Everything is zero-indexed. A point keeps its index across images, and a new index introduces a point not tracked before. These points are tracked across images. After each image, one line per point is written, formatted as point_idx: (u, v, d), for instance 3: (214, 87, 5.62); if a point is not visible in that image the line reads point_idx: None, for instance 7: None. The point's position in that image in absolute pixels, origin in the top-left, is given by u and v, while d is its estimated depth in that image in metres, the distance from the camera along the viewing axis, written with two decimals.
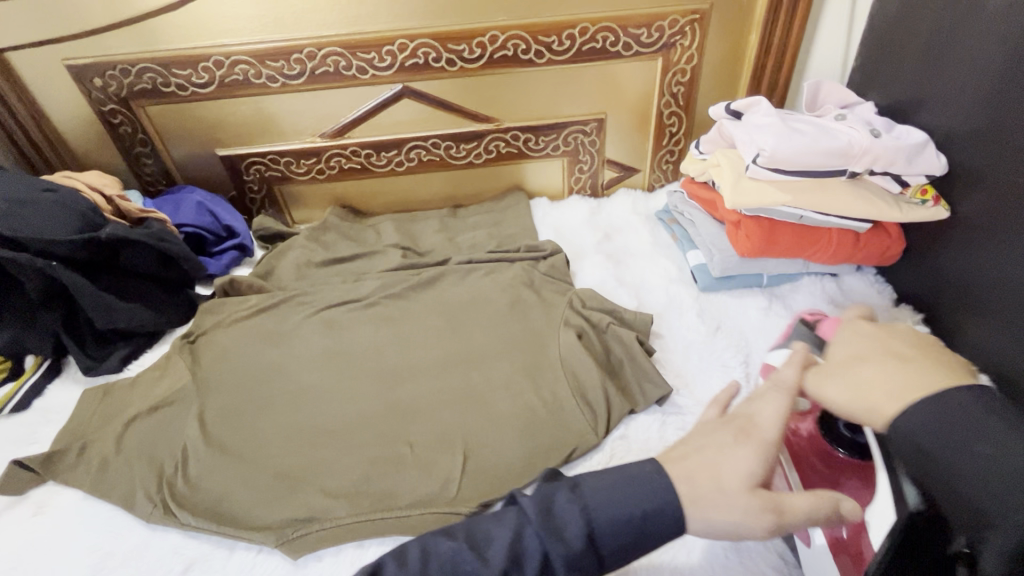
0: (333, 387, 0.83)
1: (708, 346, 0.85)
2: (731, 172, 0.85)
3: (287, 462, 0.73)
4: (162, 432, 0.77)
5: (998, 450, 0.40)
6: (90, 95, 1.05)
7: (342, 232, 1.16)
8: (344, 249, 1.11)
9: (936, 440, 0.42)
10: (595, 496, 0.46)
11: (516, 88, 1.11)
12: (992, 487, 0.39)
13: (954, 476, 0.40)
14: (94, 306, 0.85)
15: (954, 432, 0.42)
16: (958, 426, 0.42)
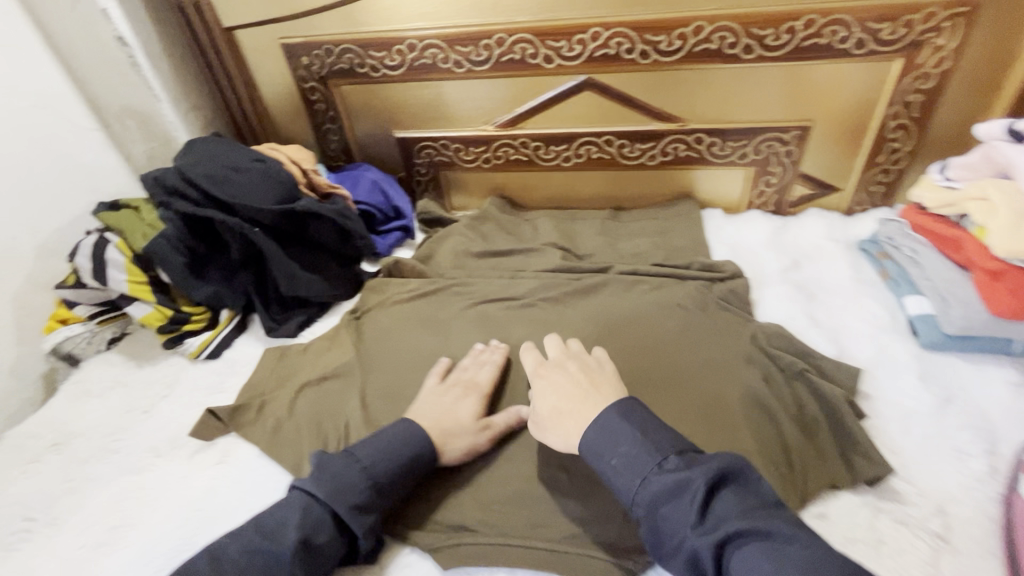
0: (488, 386, 0.80)
1: (934, 421, 0.69)
2: (1007, 210, 0.68)
3: (443, 459, 0.72)
4: (329, 403, 0.81)
5: (724, 504, 0.49)
6: (295, 72, 1.12)
7: (499, 224, 1.14)
8: (501, 242, 1.09)
9: (617, 445, 0.57)
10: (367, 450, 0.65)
11: (711, 86, 1.00)
12: (641, 473, 0.54)
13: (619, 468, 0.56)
14: (283, 272, 0.91)
15: (611, 437, 0.58)
16: (638, 434, 0.57)
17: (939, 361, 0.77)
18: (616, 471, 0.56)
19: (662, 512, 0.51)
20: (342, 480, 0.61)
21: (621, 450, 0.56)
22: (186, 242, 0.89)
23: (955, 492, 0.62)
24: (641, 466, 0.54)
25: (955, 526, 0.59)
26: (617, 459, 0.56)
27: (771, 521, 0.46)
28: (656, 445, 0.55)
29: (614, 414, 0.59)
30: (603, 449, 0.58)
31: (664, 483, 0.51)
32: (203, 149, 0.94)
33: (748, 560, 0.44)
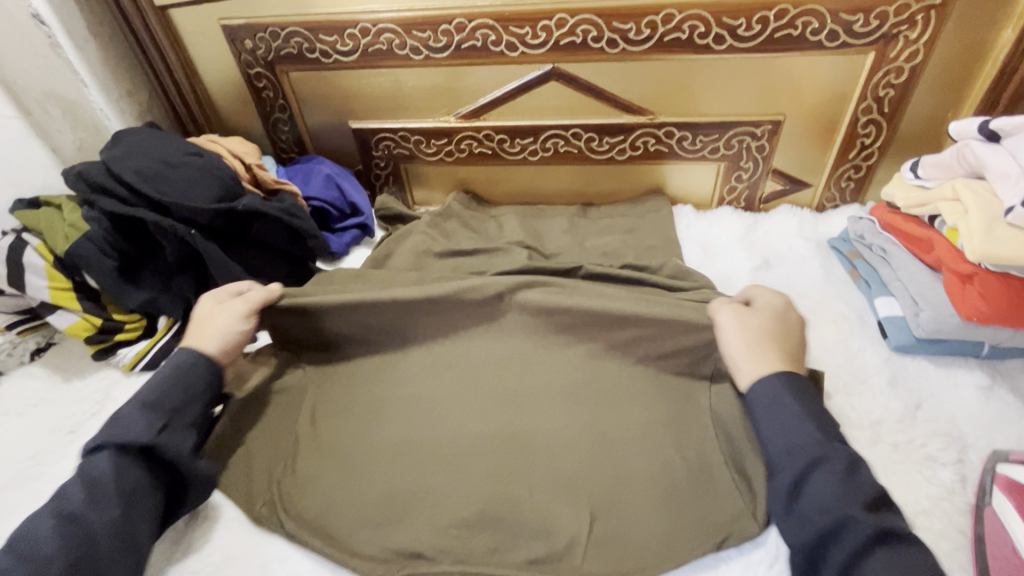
0: (448, 398, 0.75)
1: (904, 428, 0.68)
2: (980, 212, 0.65)
3: (400, 480, 0.67)
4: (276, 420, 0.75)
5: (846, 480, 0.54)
6: (239, 57, 1.04)
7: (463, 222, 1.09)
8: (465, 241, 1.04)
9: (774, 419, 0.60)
10: (196, 367, 0.69)
11: (682, 77, 0.95)
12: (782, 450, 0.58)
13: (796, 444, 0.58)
14: (225, 278, 0.84)
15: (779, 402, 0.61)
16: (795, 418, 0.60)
17: (908, 365, 0.76)
18: (781, 425, 0.59)
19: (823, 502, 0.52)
20: (161, 387, 0.65)
21: (805, 428, 0.58)
22: (115, 244, 0.81)
23: (925, 503, 0.61)
24: (806, 447, 0.57)
25: (924, 539, 0.58)
26: (798, 441, 0.57)
27: (912, 540, 0.51)
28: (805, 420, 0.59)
29: (780, 384, 0.62)
30: (767, 409, 0.61)
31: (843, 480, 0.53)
32: (132, 141, 0.86)
33: (873, 561, 0.48)
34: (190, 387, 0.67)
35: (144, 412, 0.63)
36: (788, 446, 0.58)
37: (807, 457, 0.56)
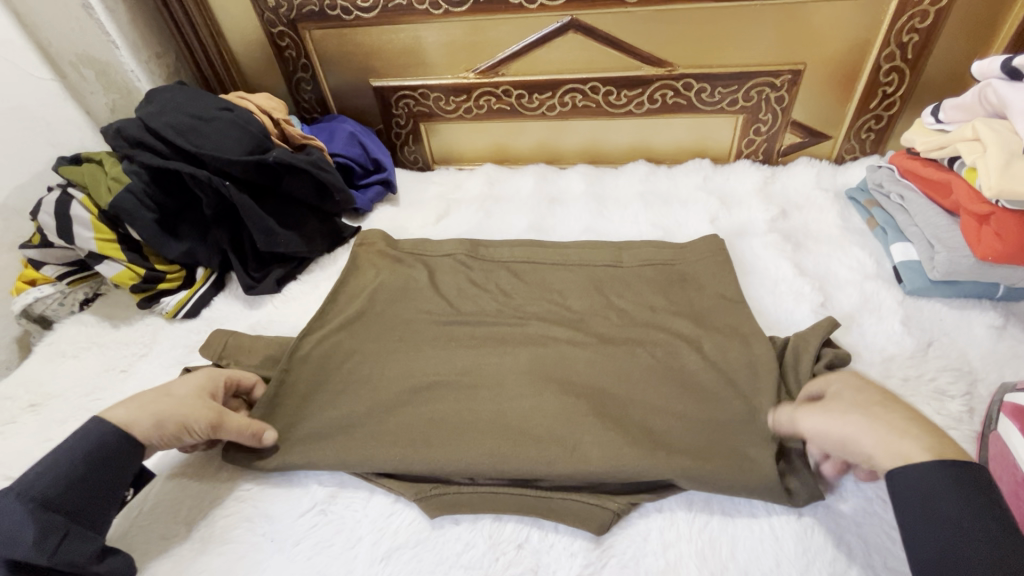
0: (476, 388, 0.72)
1: (915, 363, 0.70)
2: (998, 150, 0.66)
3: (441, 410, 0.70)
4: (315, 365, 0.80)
5: None
6: (262, 16, 1.06)
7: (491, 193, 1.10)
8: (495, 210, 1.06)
9: (933, 511, 0.45)
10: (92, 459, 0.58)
11: (703, 28, 0.95)
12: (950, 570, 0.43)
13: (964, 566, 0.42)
14: (259, 228, 0.88)
15: (943, 505, 0.45)
16: (956, 522, 0.44)
17: (922, 306, 0.77)
18: (891, 457, 0.49)
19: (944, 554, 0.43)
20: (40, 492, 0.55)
21: (929, 480, 0.46)
22: (154, 196, 0.85)
23: None
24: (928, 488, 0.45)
25: None
26: (926, 505, 0.45)
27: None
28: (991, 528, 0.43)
29: (862, 417, 0.52)
30: (874, 439, 0.50)
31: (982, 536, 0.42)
32: (166, 98, 0.89)
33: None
34: (96, 482, 0.57)
35: (34, 521, 0.52)
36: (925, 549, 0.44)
37: (923, 508, 0.45)
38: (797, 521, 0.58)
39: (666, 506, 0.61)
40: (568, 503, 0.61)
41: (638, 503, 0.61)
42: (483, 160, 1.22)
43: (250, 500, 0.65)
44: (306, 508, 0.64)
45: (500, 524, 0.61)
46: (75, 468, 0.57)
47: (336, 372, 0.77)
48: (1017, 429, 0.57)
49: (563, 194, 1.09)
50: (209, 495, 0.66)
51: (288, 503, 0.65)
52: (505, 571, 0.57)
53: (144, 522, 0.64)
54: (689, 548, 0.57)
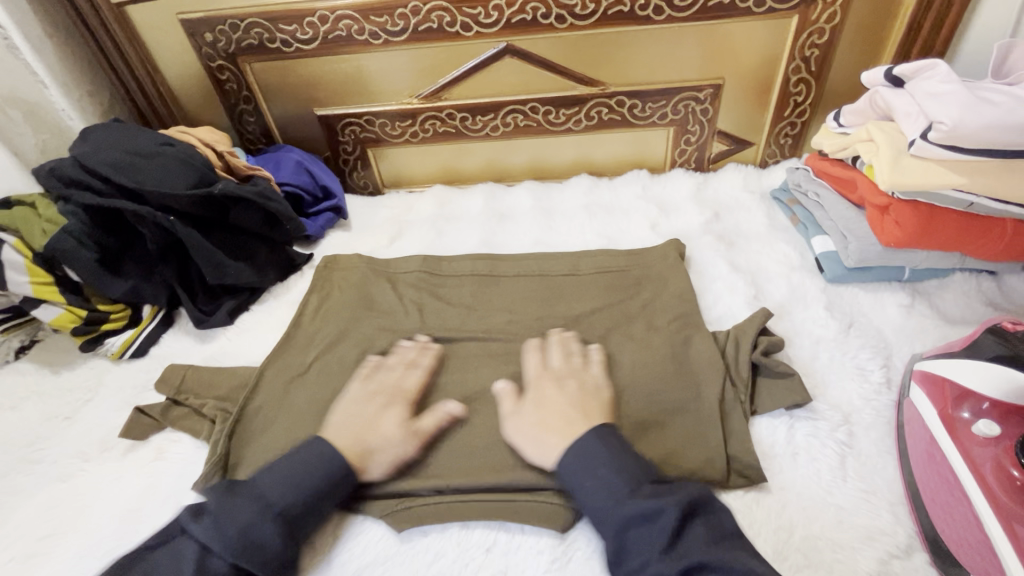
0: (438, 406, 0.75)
1: (838, 343, 0.76)
2: (888, 148, 0.74)
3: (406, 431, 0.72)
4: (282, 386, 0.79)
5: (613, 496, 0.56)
6: (200, 51, 1.06)
7: (443, 212, 1.13)
8: (447, 228, 1.09)
9: (571, 463, 0.60)
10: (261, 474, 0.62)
11: (629, 49, 1.02)
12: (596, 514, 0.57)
13: (586, 491, 0.58)
14: (207, 262, 0.88)
15: (591, 459, 0.60)
16: (587, 449, 0.61)
17: (842, 292, 0.85)
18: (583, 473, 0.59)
19: (598, 504, 0.57)
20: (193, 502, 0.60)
21: (609, 476, 0.58)
22: (95, 236, 0.83)
23: (856, 402, 0.69)
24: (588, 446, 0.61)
25: (857, 431, 0.67)
26: (579, 450, 0.61)
27: (733, 564, 0.51)
28: (631, 472, 0.58)
29: (591, 438, 0.61)
30: (585, 472, 0.59)
31: (601, 484, 0.58)
32: (102, 136, 0.88)
33: None
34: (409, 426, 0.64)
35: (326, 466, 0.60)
36: (597, 501, 0.57)
37: (612, 522, 0.55)
38: (744, 496, 0.62)
39: None
40: (531, 503, 0.63)
41: None
42: (432, 181, 1.25)
43: None
44: None
45: (467, 531, 0.62)
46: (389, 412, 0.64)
47: (297, 398, 0.77)
48: (920, 392, 0.64)
49: (511, 209, 1.13)
50: None
51: None
52: None
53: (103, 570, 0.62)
54: None
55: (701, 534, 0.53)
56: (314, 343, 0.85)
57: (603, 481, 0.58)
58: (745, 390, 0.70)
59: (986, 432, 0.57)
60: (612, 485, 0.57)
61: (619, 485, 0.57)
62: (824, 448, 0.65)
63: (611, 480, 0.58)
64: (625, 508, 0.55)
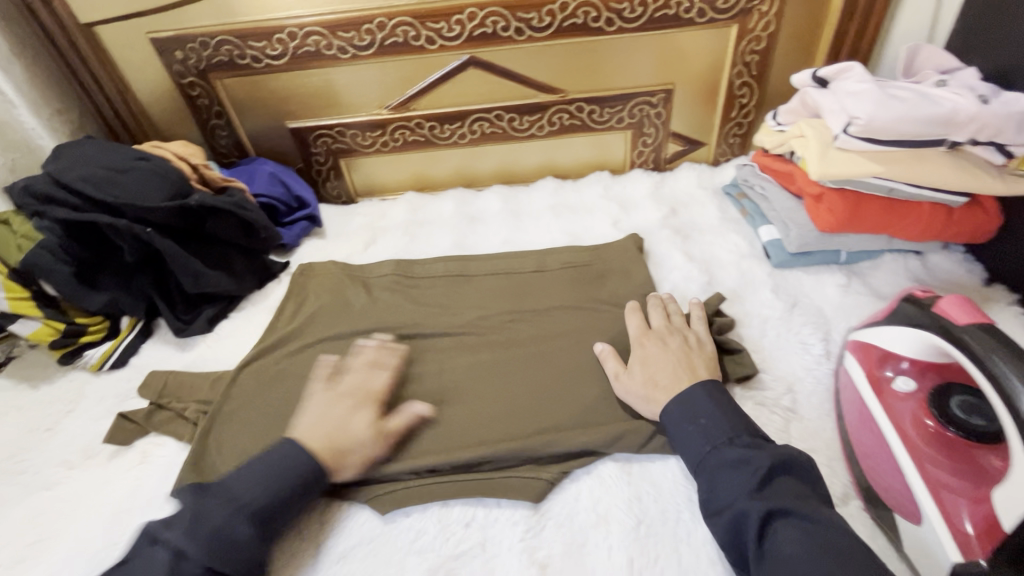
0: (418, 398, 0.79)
1: (783, 321, 0.84)
2: (817, 142, 0.82)
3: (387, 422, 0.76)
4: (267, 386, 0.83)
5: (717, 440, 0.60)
6: (171, 68, 1.09)
7: (416, 218, 1.17)
8: (420, 232, 1.13)
9: (676, 413, 0.65)
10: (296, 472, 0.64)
11: (585, 58, 1.09)
12: (698, 460, 0.60)
13: (695, 439, 0.62)
14: (186, 271, 0.90)
15: (690, 411, 0.64)
16: (699, 406, 0.64)
17: (787, 275, 0.92)
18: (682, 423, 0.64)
19: (698, 452, 0.61)
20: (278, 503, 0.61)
21: (691, 434, 0.62)
22: (71, 250, 0.85)
23: (799, 373, 0.76)
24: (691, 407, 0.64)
25: (800, 398, 0.73)
26: (711, 404, 0.64)
27: (799, 503, 0.53)
28: (734, 424, 0.61)
29: (702, 393, 0.65)
30: (675, 425, 0.64)
31: (698, 432, 0.62)
32: (76, 153, 0.90)
33: (783, 536, 0.50)
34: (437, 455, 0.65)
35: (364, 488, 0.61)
36: (691, 458, 0.61)
37: (705, 466, 0.59)
38: None
39: (593, 469, 0.69)
40: (506, 480, 0.68)
41: (568, 471, 0.69)
42: (404, 189, 1.29)
43: None
44: None
45: (448, 508, 0.67)
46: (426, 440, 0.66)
47: (282, 397, 0.80)
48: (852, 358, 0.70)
49: (481, 212, 1.18)
50: None
51: None
52: (455, 549, 0.63)
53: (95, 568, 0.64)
54: (614, 499, 0.65)
55: (792, 488, 0.55)
56: (296, 344, 0.89)
57: (701, 432, 0.62)
58: None
59: (904, 388, 0.65)
60: (708, 437, 0.61)
61: (732, 431, 0.61)
62: (770, 414, 0.71)
63: (719, 431, 0.61)
64: (725, 453, 0.59)
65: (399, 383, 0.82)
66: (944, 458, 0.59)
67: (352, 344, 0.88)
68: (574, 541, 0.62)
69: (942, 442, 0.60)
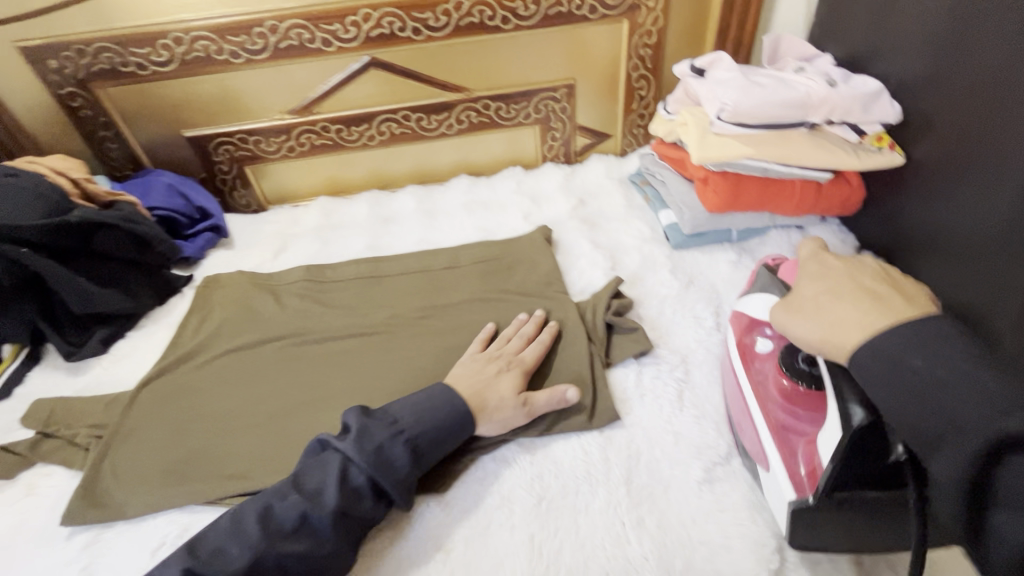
0: (326, 403, 0.78)
1: (680, 299, 0.89)
2: (696, 129, 0.87)
3: (292, 428, 0.75)
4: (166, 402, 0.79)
5: (950, 401, 0.45)
6: (46, 78, 1.02)
7: (329, 222, 1.16)
8: (334, 236, 1.11)
9: (895, 354, 0.49)
10: (405, 413, 0.65)
11: (486, 56, 1.11)
12: (948, 430, 0.44)
13: (937, 409, 0.45)
14: (71, 291, 0.85)
15: (931, 357, 0.47)
16: (953, 366, 0.46)
17: (684, 256, 0.98)
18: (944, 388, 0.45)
19: (931, 412, 0.45)
20: (431, 435, 0.64)
21: (961, 397, 0.44)
22: None
23: (693, 345, 0.81)
24: (957, 381, 0.45)
25: (693, 369, 0.78)
26: (912, 349, 0.48)
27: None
28: (985, 392, 0.43)
29: (905, 333, 0.50)
30: (886, 372, 0.49)
31: (924, 386, 0.46)
32: None
33: None
34: (439, 426, 0.65)
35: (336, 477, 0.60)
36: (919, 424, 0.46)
37: (968, 437, 0.43)
38: (602, 436, 0.71)
39: (499, 454, 0.70)
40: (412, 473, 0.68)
41: (475, 458, 0.70)
42: (317, 194, 1.27)
43: (96, 557, 0.64)
44: (159, 546, 0.64)
45: None
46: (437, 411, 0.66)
47: (184, 413, 0.78)
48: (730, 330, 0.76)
49: (397, 213, 1.17)
50: (47, 565, 0.64)
51: (139, 548, 0.64)
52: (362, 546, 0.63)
53: None
54: (519, 480, 0.67)
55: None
56: (197, 358, 0.86)
57: (951, 403, 0.45)
58: (601, 346, 0.80)
59: (764, 349, 0.70)
60: (992, 401, 0.43)
61: (975, 408, 0.43)
62: (665, 386, 0.75)
63: (977, 397, 0.44)
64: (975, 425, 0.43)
65: (305, 389, 0.81)
66: (789, 410, 0.64)
67: (260, 353, 0.86)
68: (480, 527, 0.63)
69: (789, 394, 0.64)
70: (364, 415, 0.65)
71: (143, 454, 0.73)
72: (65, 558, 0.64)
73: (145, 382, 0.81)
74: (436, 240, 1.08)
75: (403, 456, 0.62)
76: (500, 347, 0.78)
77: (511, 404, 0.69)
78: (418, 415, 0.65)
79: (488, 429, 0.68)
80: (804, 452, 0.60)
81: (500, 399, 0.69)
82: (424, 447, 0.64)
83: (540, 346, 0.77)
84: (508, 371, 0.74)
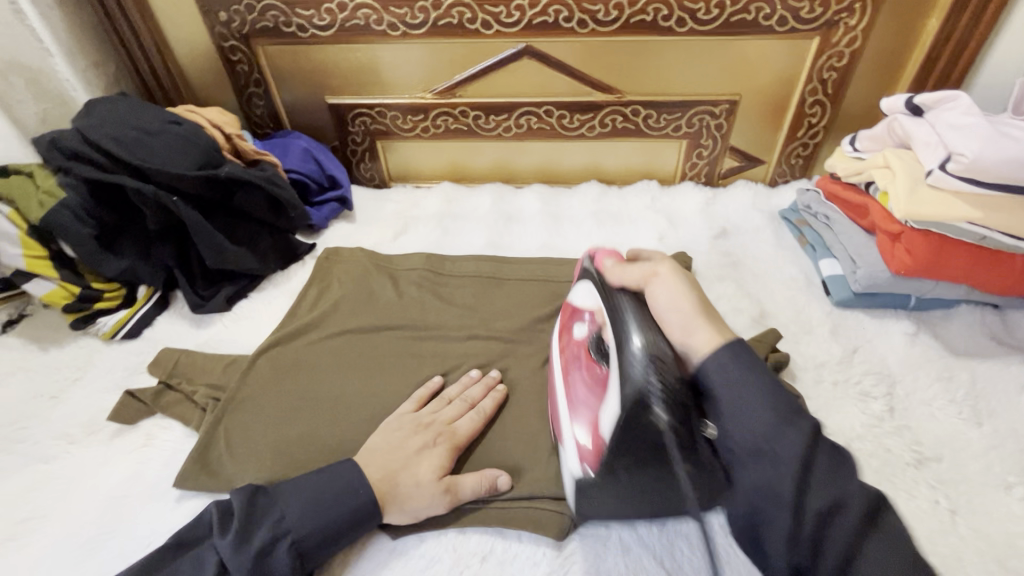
0: None
1: (843, 368, 0.77)
2: (905, 175, 0.74)
3: None
4: (280, 375, 0.78)
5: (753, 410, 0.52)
6: (213, 30, 1.04)
7: (450, 211, 1.12)
8: (456, 226, 1.07)
9: (722, 394, 0.54)
10: (292, 508, 0.58)
11: (649, 59, 1.02)
12: (760, 440, 0.50)
13: (741, 436, 0.51)
14: (208, 245, 0.85)
15: (738, 394, 0.53)
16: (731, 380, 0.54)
17: (847, 317, 0.85)
18: (738, 415, 0.52)
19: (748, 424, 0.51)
20: (325, 532, 0.57)
21: (760, 415, 0.51)
22: (95, 213, 0.80)
23: (858, 430, 0.70)
24: (769, 435, 0.50)
25: (859, 459, 0.67)
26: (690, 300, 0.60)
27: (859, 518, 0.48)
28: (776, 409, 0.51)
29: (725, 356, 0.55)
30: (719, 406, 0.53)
31: (747, 406, 0.52)
32: (108, 109, 0.85)
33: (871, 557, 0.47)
34: (331, 525, 0.57)
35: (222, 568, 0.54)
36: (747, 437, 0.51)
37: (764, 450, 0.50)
38: None
39: None
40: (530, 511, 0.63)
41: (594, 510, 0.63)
42: (439, 177, 1.23)
43: None
44: None
45: (464, 536, 0.62)
46: (324, 503, 0.58)
47: (297, 391, 0.76)
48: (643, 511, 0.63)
49: (519, 212, 1.11)
50: (157, 522, 0.64)
51: None
52: None
53: (82, 556, 0.61)
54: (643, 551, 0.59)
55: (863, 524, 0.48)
56: (313, 332, 0.84)
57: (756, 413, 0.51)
58: None
59: (580, 334, 0.65)
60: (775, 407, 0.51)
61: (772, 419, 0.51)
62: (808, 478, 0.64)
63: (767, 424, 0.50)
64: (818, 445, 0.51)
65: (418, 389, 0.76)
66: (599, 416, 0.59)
67: (372, 340, 0.83)
68: None
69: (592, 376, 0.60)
70: (251, 499, 0.59)
71: (252, 433, 0.71)
72: (173, 520, 0.64)
73: (263, 351, 0.80)
74: (561, 249, 1.02)
75: (285, 565, 0.55)
76: (435, 411, 0.69)
77: (428, 490, 0.61)
78: (298, 504, 0.58)
79: (398, 519, 0.60)
80: (591, 434, 0.57)
81: (416, 484, 0.61)
82: (315, 546, 0.57)
83: (478, 417, 0.69)
84: (432, 446, 0.65)
